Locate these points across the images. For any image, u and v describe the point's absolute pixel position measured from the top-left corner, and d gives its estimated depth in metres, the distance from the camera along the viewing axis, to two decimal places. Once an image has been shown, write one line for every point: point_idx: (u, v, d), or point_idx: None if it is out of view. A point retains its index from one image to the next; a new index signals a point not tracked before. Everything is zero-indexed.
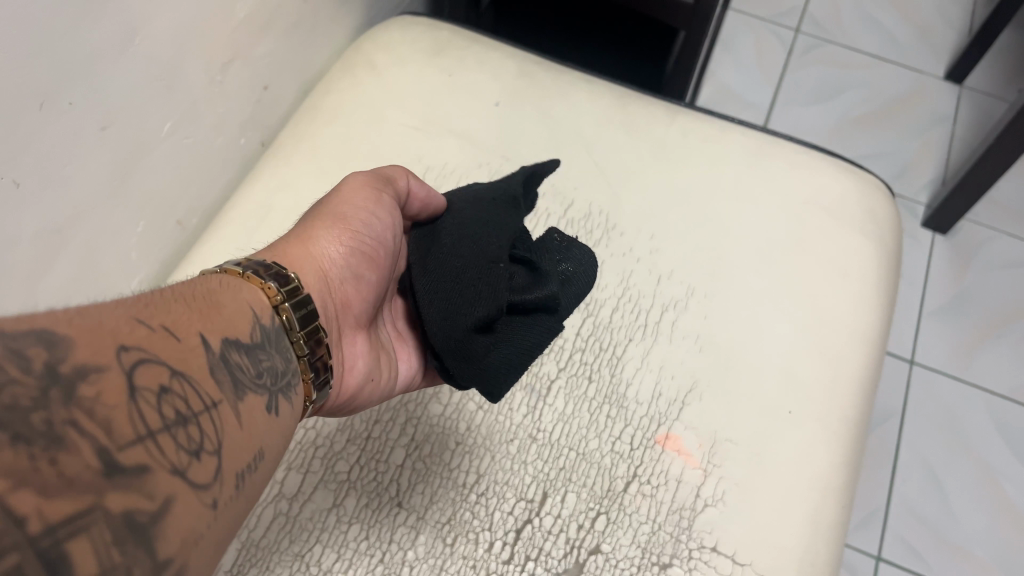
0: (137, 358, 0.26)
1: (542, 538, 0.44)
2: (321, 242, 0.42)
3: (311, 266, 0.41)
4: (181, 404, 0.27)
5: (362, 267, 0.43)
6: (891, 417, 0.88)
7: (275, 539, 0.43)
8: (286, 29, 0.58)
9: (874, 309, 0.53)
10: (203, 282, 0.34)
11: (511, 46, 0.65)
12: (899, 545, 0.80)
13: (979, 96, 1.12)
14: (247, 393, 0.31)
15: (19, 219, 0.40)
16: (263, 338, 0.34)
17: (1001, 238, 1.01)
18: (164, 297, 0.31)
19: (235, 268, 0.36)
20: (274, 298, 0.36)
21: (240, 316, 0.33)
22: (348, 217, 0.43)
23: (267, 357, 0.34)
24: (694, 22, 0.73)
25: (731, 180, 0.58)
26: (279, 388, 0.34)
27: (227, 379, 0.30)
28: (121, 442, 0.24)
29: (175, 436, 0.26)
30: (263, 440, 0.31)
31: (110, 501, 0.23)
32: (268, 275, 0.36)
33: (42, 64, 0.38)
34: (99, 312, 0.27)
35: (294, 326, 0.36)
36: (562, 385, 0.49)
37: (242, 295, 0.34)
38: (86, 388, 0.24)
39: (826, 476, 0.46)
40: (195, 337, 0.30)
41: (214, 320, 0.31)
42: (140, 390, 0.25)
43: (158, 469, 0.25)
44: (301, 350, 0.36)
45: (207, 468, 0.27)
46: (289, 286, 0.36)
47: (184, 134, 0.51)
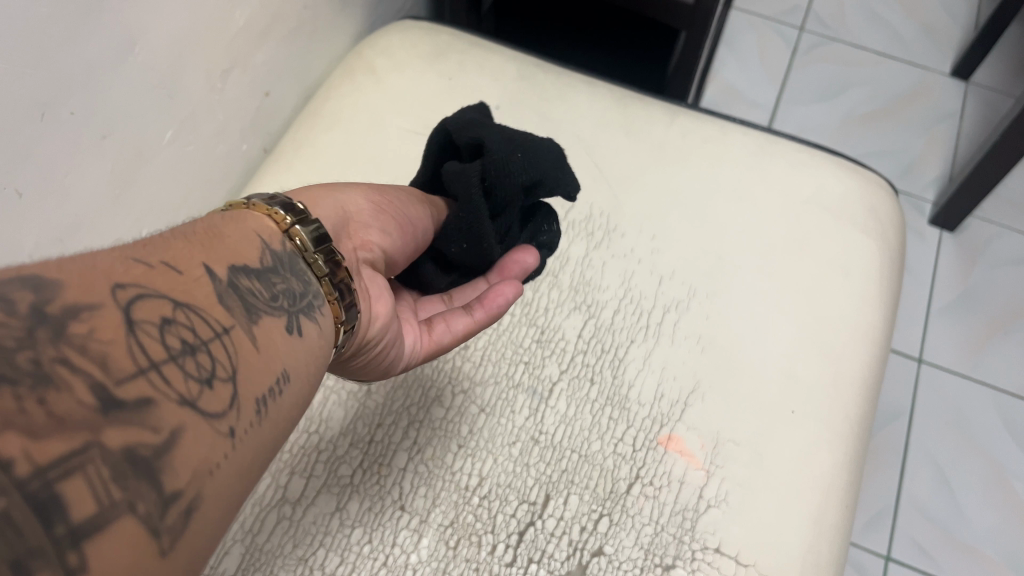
0: (133, 293, 0.26)
1: (545, 540, 0.44)
2: (352, 195, 0.42)
3: (332, 203, 0.40)
4: (188, 334, 0.27)
5: (389, 228, 0.42)
6: (899, 415, 0.87)
7: (278, 544, 0.43)
8: (286, 34, 0.58)
9: (878, 308, 0.53)
10: (208, 219, 0.34)
11: (510, 49, 0.65)
12: (909, 546, 0.79)
13: (986, 92, 1.11)
14: (262, 317, 0.31)
15: (21, 229, 0.40)
16: (275, 262, 0.33)
17: (1008, 234, 1.00)
18: (161, 236, 0.31)
19: (240, 203, 0.36)
20: (283, 223, 0.35)
21: (248, 243, 0.33)
22: (387, 195, 0.43)
23: (281, 279, 0.33)
24: (695, 20, 0.72)
25: (732, 179, 0.58)
26: (298, 309, 0.33)
27: (237, 305, 0.30)
28: (118, 376, 0.24)
29: (182, 366, 0.26)
30: (285, 361, 0.31)
31: (109, 438, 0.22)
32: (274, 204, 0.36)
33: (44, 74, 0.38)
34: (94, 254, 0.27)
35: (308, 245, 0.35)
36: (564, 388, 0.49)
37: (248, 224, 0.34)
38: (77, 326, 0.24)
39: (831, 476, 0.46)
40: (197, 268, 0.30)
41: (217, 250, 0.31)
42: (139, 323, 0.25)
43: (162, 399, 0.24)
44: (320, 270, 0.35)
45: (221, 397, 0.27)
46: (299, 211, 0.36)
47: (185, 142, 0.51)
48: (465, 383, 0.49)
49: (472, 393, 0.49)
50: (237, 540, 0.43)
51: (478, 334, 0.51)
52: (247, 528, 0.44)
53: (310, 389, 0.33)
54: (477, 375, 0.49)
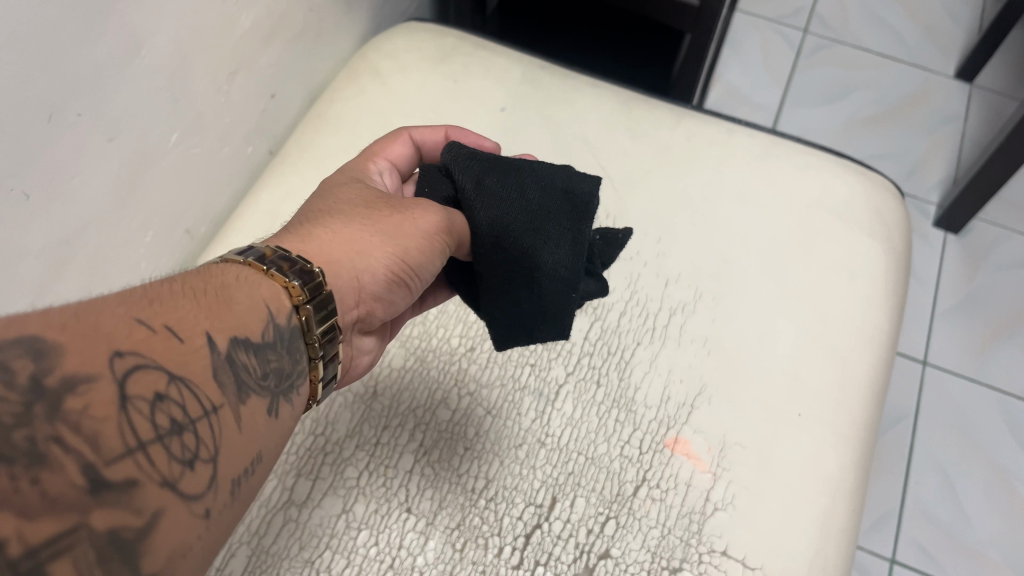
0: (132, 364, 0.26)
1: (551, 543, 0.44)
2: (369, 257, 0.39)
3: (331, 246, 0.39)
4: (178, 411, 0.27)
5: (397, 291, 0.41)
6: (904, 418, 0.87)
7: (284, 546, 0.43)
8: (291, 37, 0.58)
9: (884, 311, 0.53)
10: (219, 275, 0.34)
11: (516, 51, 0.65)
12: (914, 549, 0.79)
13: (990, 94, 1.11)
14: (251, 396, 0.31)
15: (27, 233, 0.40)
16: (275, 337, 0.34)
17: (1012, 237, 1.00)
18: (173, 291, 0.31)
19: (259, 262, 0.35)
20: (297, 299, 0.35)
21: (254, 313, 0.33)
22: (409, 248, 0.40)
23: (277, 357, 0.33)
24: (700, 22, 0.72)
25: (737, 182, 0.58)
26: (282, 389, 0.34)
27: (230, 382, 0.30)
28: (107, 457, 0.24)
29: (168, 446, 0.26)
30: (262, 444, 0.32)
31: (95, 520, 0.23)
32: (293, 271, 0.35)
33: (51, 78, 0.38)
34: (100, 312, 0.27)
35: (312, 328, 0.35)
36: (571, 390, 0.49)
37: (259, 291, 0.34)
38: (74, 400, 0.24)
39: (837, 480, 0.46)
40: (201, 337, 0.29)
41: (226, 318, 0.31)
42: (133, 399, 0.26)
43: (146, 481, 0.25)
44: (315, 351, 0.36)
45: (201, 478, 0.27)
46: (314, 284, 0.35)
47: (190, 144, 0.51)
48: (471, 385, 0.49)
49: (478, 396, 0.49)
50: (243, 542, 0.43)
51: (484, 337, 0.51)
52: (252, 530, 0.44)
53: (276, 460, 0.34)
54: (483, 377, 0.49)
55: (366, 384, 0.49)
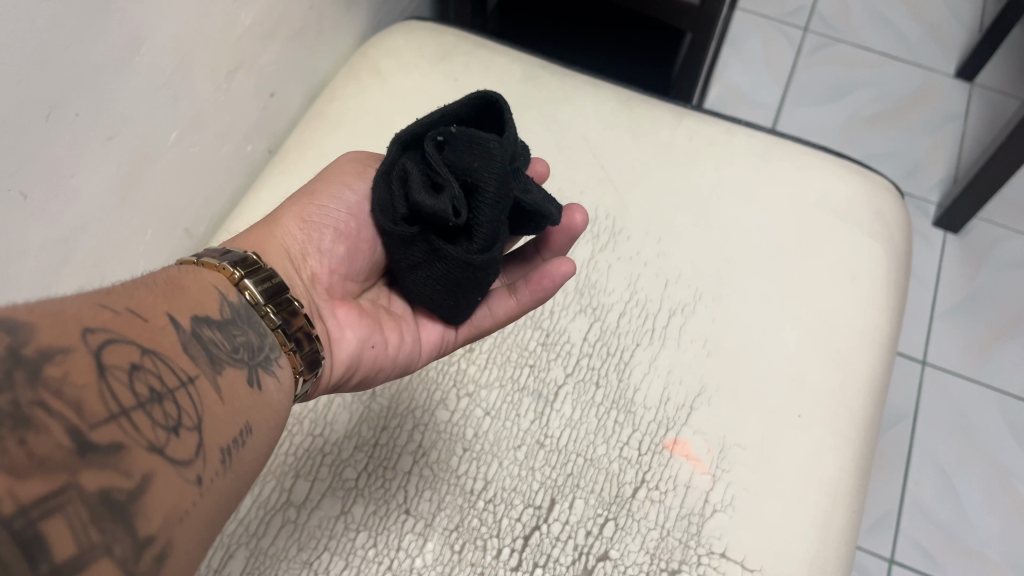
0: (104, 339, 0.26)
1: (550, 545, 0.44)
2: (284, 225, 0.44)
3: (269, 241, 0.43)
4: (155, 381, 0.27)
5: (330, 240, 0.44)
6: (903, 418, 0.87)
7: (282, 547, 0.43)
8: (291, 35, 0.58)
9: (884, 312, 0.52)
10: (166, 270, 0.35)
11: (517, 51, 0.65)
12: (912, 549, 0.79)
13: (991, 94, 1.11)
14: (225, 367, 0.32)
15: (25, 231, 0.40)
16: (234, 314, 0.34)
17: (1013, 237, 1.00)
18: (127, 284, 0.31)
19: (190, 259, 0.37)
20: (232, 275, 0.36)
21: (206, 294, 0.34)
22: (315, 198, 0.45)
23: (241, 332, 0.34)
24: (701, 21, 0.72)
25: (737, 182, 0.57)
26: (257, 361, 0.34)
27: (201, 356, 0.31)
28: (92, 421, 0.24)
29: (150, 413, 0.26)
30: (249, 416, 0.31)
31: (85, 481, 0.23)
32: (223, 258, 0.37)
33: (51, 75, 0.38)
34: (65, 298, 0.27)
35: (259, 299, 0.36)
36: (570, 391, 0.49)
37: (205, 278, 0.35)
38: (53, 369, 0.24)
39: (837, 481, 0.46)
40: (163, 317, 0.30)
41: (180, 301, 0.32)
42: (109, 369, 0.26)
43: (133, 445, 0.25)
44: (272, 321, 0.36)
45: (187, 444, 0.27)
46: (248, 264, 0.38)
47: (190, 142, 0.51)
48: (470, 385, 0.49)
49: (477, 396, 0.49)
50: (241, 544, 0.43)
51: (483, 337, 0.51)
52: (251, 531, 0.44)
53: (271, 447, 0.33)
54: (479, 375, 0.49)
55: None
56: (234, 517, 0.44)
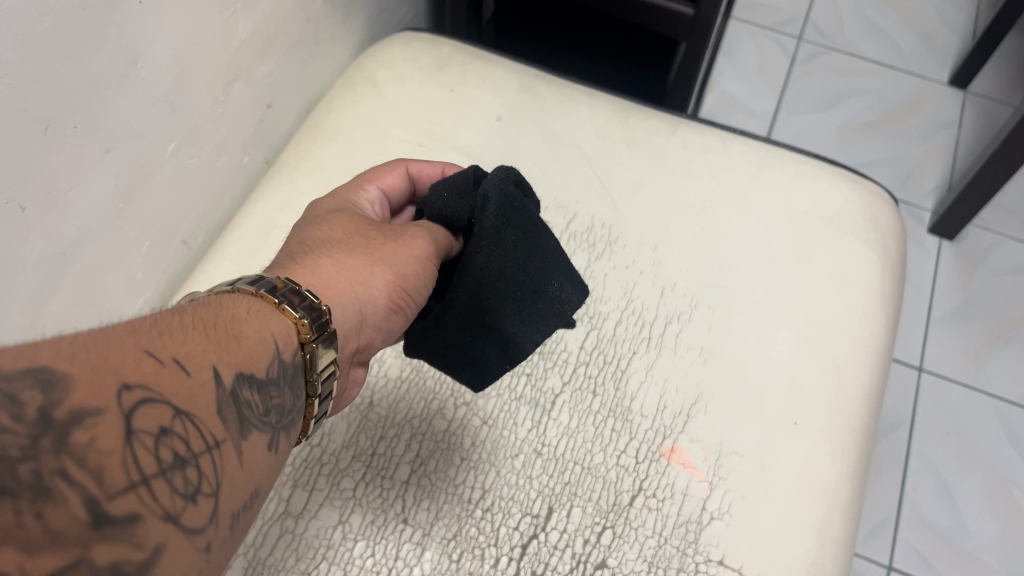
0: (139, 398, 0.26)
1: (547, 553, 0.44)
2: (370, 290, 0.40)
3: (350, 306, 0.39)
4: (181, 446, 0.27)
5: (397, 322, 0.42)
6: (900, 424, 0.87)
7: (280, 557, 0.43)
8: (288, 47, 0.58)
9: (879, 318, 0.53)
10: (229, 307, 0.33)
11: (512, 61, 0.66)
12: (910, 555, 0.79)
13: (984, 101, 1.12)
14: (252, 430, 0.31)
15: (24, 243, 0.40)
16: (280, 373, 0.33)
17: (1008, 243, 1.00)
18: (182, 323, 0.30)
19: (270, 295, 0.35)
20: (304, 335, 0.35)
21: (261, 347, 0.33)
22: (406, 273, 0.41)
23: (279, 394, 0.33)
24: (695, 31, 0.73)
25: (733, 191, 0.58)
26: (283, 424, 0.33)
27: (233, 417, 0.30)
28: (111, 491, 0.24)
29: (171, 480, 0.26)
30: (260, 480, 0.31)
31: (97, 555, 0.23)
32: (302, 307, 0.35)
33: (48, 91, 0.38)
34: (107, 343, 0.27)
35: (314, 366, 0.35)
36: (566, 400, 0.49)
37: (269, 325, 0.34)
38: (80, 434, 0.24)
39: (834, 489, 0.46)
40: (206, 370, 0.29)
41: (231, 350, 0.31)
42: (137, 433, 0.25)
43: (149, 515, 0.25)
44: (313, 388, 0.36)
45: (202, 512, 0.27)
46: (322, 320, 0.35)
47: (187, 155, 0.51)
48: (467, 395, 0.49)
49: (474, 406, 0.49)
50: (238, 554, 0.43)
51: None
52: (249, 541, 0.44)
53: None
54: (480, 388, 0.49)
55: (362, 394, 0.49)
56: None
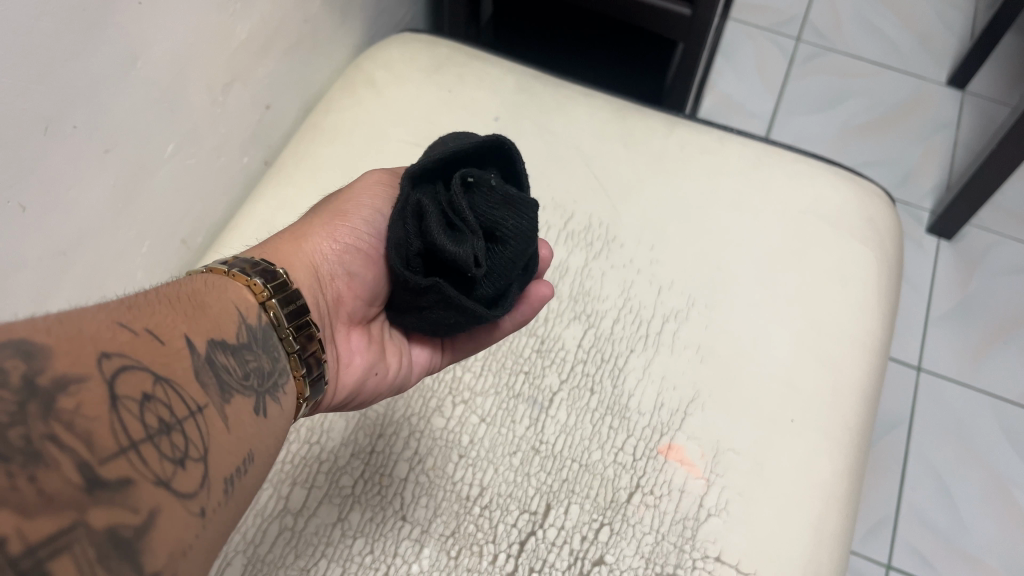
0: (119, 365, 0.27)
1: (545, 550, 0.44)
2: (314, 241, 0.43)
3: (299, 258, 0.42)
4: (165, 411, 0.27)
5: (360, 265, 0.44)
6: (899, 424, 0.87)
7: (279, 555, 0.43)
8: (287, 48, 0.59)
9: (875, 317, 0.53)
10: (189, 282, 0.35)
11: (510, 62, 0.66)
12: (910, 554, 0.79)
13: (982, 101, 1.12)
14: (234, 394, 0.32)
15: (24, 243, 0.41)
16: (250, 338, 0.35)
17: (1006, 243, 1.01)
18: (147, 298, 0.31)
19: (220, 267, 0.37)
20: (261, 295, 0.37)
21: (226, 315, 0.34)
22: (347, 215, 0.44)
23: (254, 357, 0.34)
24: (692, 30, 0.73)
25: (729, 190, 0.58)
26: (266, 388, 0.34)
27: (212, 382, 0.31)
28: (101, 455, 0.24)
29: (159, 445, 0.26)
30: (253, 444, 0.32)
31: (94, 518, 0.23)
32: (254, 272, 0.37)
33: (49, 90, 0.38)
34: (81, 318, 0.28)
35: (283, 322, 0.37)
36: (564, 397, 0.49)
37: (228, 294, 0.35)
38: (66, 400, 0.24)
39: (831, 486, 0.46)
40: (180, 339, 0.30)
41: (199, 320, 0.32)
42: (122, 399, 0.26)
43: (141, 479, 0.25)
44: (291, 345, 0.37)
45: (193, 476, 0.27)
46: (276, 282, 0.38)
47: (187, 154, 0.51)
48: (465, 393, 0.49)
49: (472, 404, 0.49)
50: (237, 551, 0.43)
51: None
52: (248, 539, 0.44)
53: (269, 467, 0.33)
54: (478, 385, 0.49)
55: None
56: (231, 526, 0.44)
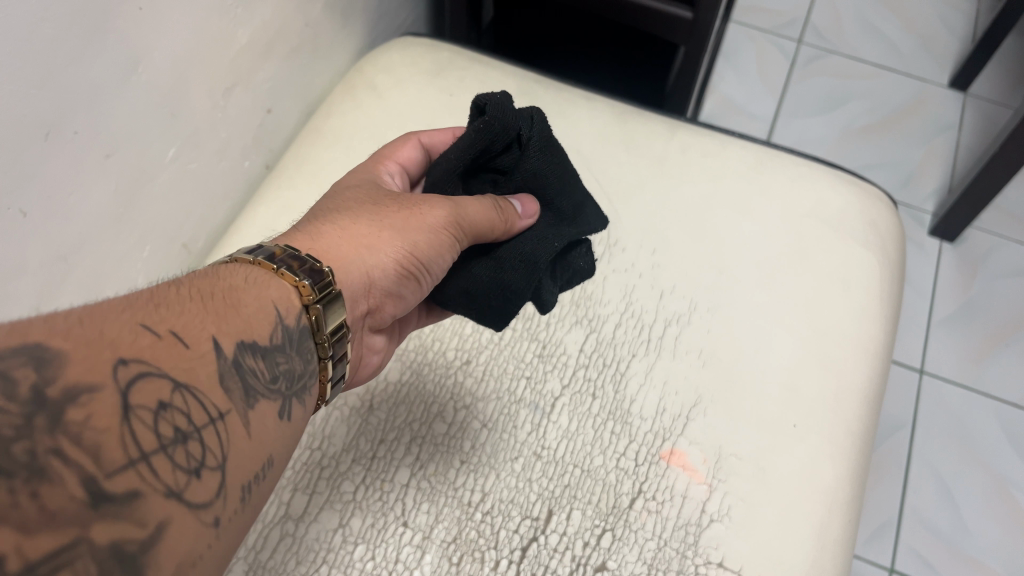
0: (136, 372, 0.26)
1: (547, 556, 0.44)
2: (378, 254, 0.40)
3: (356, 268, 0.40)
4: (182, 420, 0.27)
5: (409, 287, 0.42)
6: (902, 427, 0.87)
7: (281, 561, 0.43)
8: (288, 52, 0.58)
9: (878, 321, 0.53)
10: (228, 277, 0.35)
11: (512, 66, 0.66)
12: (912, 558, 0.79)
13: (984, 103, 1.12)
14: (259, 400, 0.32)
15: (24, 248, 0.40)
16: (285, 339, 0.34)
17: (1008, 245, 1.00)
18: (180, 294, 0.31)
19: (269, 261, 0.36)
20: (307, 297, 0.36)
21: (262, 316, 0.34)
22: (421, 239, 0.40)
23: (285, 359, 0.34)
24: (693, 33, 0.72)
25: (731, 193, 0.58)
26: (294, 390, 0.34)
27: (237, 387, 0.31)
28: (110, 469, 0.24)
29: (172, 455, 0.26)
30: (271, 448, 0.32)
31: (96, 533, 0.23)
32: (302, 271, 0.36)
33: (49, 95, 0.38)
34: (104, 320, 0.27)
35: (322, 327, 0.36)
36: (566, 403, 0.49)
37: (269, 292, 0.35)
38: (75, 412, 0.24)
39: (834, 491, 0.46)
40: (207, 342, 0.30)
41: (231, 321, 0.32)
42: (135, 409, 0.26)
43: (151, 492, 0.25)
44: (325, 350, 0.37)
45: (208, 486, 0.28)
46: (323, 283, 0.36)
47: (187, 159, 0.51)
48: (467, 398, 0.49)
49: (474, 409, 0.49)
50: (240, 558, 0.43)
51: (480, 349, 0.52)
52: (250, 546, 0.44)
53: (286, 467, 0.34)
54: (479, 391, 0.49)
55: (362, 398, 0.49)
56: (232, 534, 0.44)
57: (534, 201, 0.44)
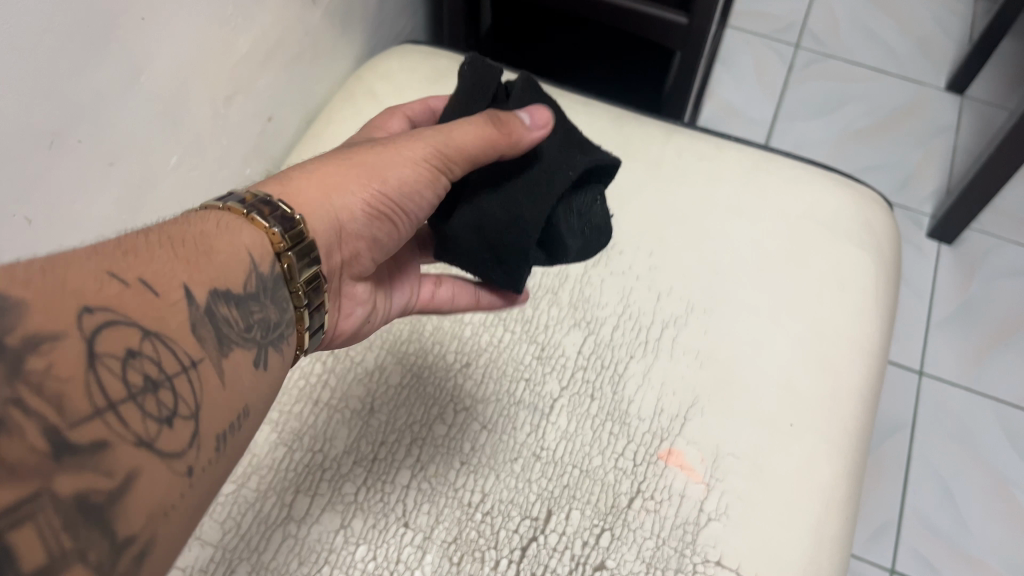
0: (101, 321, 0.27)
1: (547, 555, 0.44)
2: (345, 197, 0.41)
3: (324, 212, 0.40)
4: (151, 368, 0.28)
5: (381, 229, 0.42)
6: (902, 427, 0.87)
7: (283, 561, 0.44)
8: (288, 60, 0.59)
9: (873, 320, 0.53)
10: (201, 220, 0.35)
11: (511, 72, 0.66)
12: (913, 559, 0.79)
13: (981, 105, 1.13)
14: (233, 348, 0.33)
15: (29, 255, 0.41)
16: (258, 287, 0.35)
17: (1005, 246, 1.01)
18: (149, 242, 0.31)
19: (239, 208, 0.36)
20: (278, 245, 0.36)
21: (235, 262, 0.34)
22: (385, 178, 0.41)
23: (260, 307, 0.35)
24: (690, 39, 0.73)
25: (725, 196, 0.59)
26: (269, 338, 0.35)
27: (209, 335, 0.31)
28: (73, 419, 0.25)
29: (141, 403, 0.27)
30: (245, 398, 0.33)
31: (60, 485, 0.24)
32: (273, 217, 0.36)
33: (53, 104, 0.39)
34: (69, 265, 0.28)
35: (295, 277, 0.37)
36: (565, 403, 0.50)
37: (242, 238, 0.35)
38: (37, 361, 0.25)
39: (830, 488, 0.47)
40: (177, 290, 0.31)
41: (203, 269, 0.32)
42: (101, 357, 0.26)
43: (118, 442, 0.26)
44: (300, 300, 0.38)
45: (178, 435, 0.28)
46: (295, 231, 0.37)
47: (189, 166, 0.52)
48: (467, 401, 0.50)
49: (474, 411, 0.49)
50: (243, 560, 0.44)
51: (479, 351, 0.52)
52: (252, 546, 0.44)
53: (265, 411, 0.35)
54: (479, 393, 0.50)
55: (363, 400, 0.50)
56: (231, 532, 0.45)
57: (545, 110, 0.41)
